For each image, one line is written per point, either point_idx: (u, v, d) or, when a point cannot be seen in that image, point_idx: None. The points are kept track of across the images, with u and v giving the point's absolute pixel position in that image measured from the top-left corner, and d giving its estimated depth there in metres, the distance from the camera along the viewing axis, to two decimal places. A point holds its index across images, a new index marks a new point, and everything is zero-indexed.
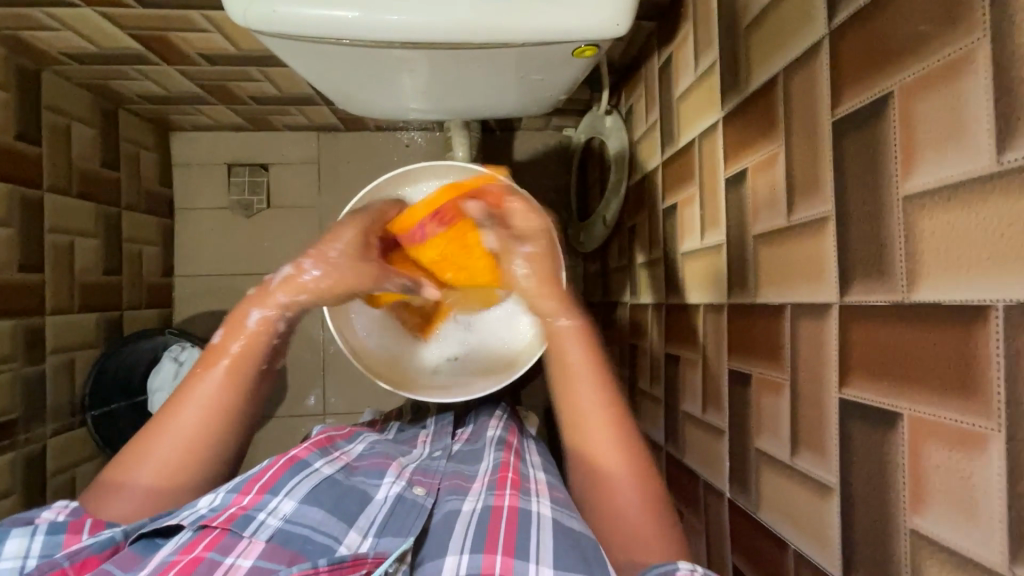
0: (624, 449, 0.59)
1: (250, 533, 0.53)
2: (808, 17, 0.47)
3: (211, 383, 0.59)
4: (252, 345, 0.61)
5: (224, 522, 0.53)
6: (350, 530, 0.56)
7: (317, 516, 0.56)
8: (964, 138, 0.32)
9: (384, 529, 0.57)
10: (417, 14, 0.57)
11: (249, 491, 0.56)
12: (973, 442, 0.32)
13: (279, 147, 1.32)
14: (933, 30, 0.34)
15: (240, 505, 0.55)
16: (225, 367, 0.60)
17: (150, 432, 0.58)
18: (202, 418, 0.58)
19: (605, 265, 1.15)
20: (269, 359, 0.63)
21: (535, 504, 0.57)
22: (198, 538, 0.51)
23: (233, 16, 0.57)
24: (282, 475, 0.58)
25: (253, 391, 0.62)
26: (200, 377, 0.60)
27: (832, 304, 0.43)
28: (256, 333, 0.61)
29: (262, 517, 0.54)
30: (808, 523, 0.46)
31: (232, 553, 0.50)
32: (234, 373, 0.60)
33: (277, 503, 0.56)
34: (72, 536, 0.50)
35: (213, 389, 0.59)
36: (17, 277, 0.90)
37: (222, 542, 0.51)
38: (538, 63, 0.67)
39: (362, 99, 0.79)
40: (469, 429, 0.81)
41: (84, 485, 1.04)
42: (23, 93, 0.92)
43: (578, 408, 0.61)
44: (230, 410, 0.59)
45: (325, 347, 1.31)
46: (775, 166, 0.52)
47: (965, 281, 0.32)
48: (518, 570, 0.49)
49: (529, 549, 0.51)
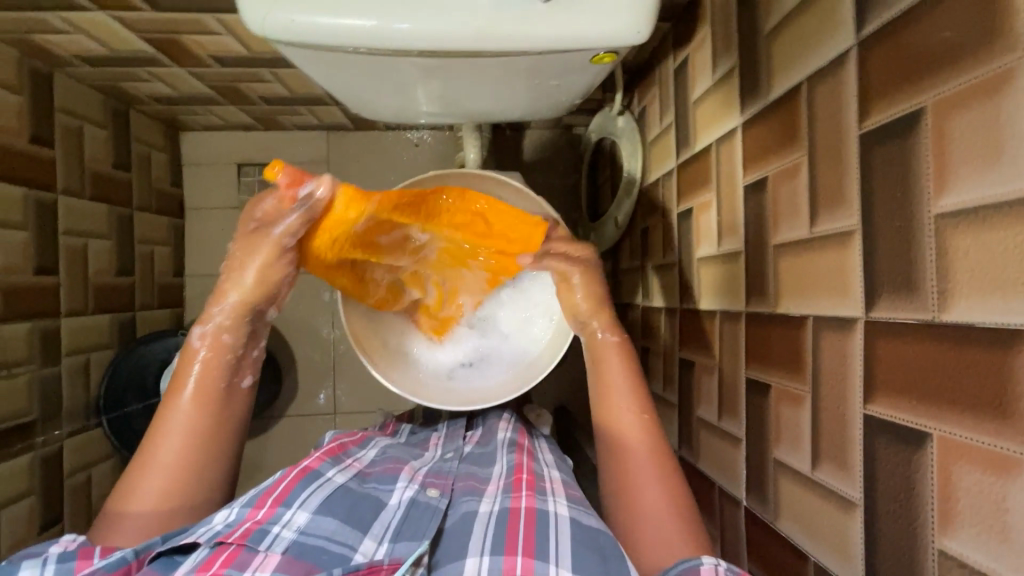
0: (652, 443, 0.65)
1: (266, 546, 0.52)
2: (833, 27, 0.46)
3: (182, 412, 0.62)
4: (208, 369, 0.64)
5: (240, 538, 0.52)
6: (365, 537, 0.57)
7: (331, 526, 0.56)
8: (1002, 159, 0.32)
9: (399, 534, 0.57)
10: (435, 21, 0.57)
11: (263, 504, 0.57)
12: (1007, 465, 0.32)
13: (289, 147, 1.32)
14: (969, 49, 0.34)
15: (254, 519, 0.55)
16: (191, 390, 0.63)
17: (138, 467, 0.59)
18: (185, 439, 0.61)
19: (616, 266, 1.15)
20: (230, 376, 0.65)
21: (552, 504, 0.58)
22: (215, 555, 0.51)
23: (250, 26, 0.57)
24: (294, 487, 0.59)
25: (224, 407, 0.64)
26: (170, 407, 0.62)
27: (857, 318, 0.43)
28: (209, 352, 0.65)
29: (276, 530, 0.54)
30: (829, 537, 0.46)
31: (249, 568, 0.50)
32: (200, 393, 0.63)
33: (291, 515, 0.56)
34: (84, 561, 0.50)
35: (184, 414, 0.62)
36: (34, 279, 0.91)
37: (239, 558, 0.51)
38: (554, 70, 0.67)
39: (376, 104, 0.79)
40: (480, 431, 0.81)
41: (100, 486, 1.05)
42: (37, 97, 0.92)
43: (610, 390, 0.69)
44: (206, 428, 0.62)
45: (335, 346, 1.31)
46: (797, 176, 0.51)
47: (999, 304, 0.32)
48: (538, 570, 0.49)
49: (548, 549, 0.51)
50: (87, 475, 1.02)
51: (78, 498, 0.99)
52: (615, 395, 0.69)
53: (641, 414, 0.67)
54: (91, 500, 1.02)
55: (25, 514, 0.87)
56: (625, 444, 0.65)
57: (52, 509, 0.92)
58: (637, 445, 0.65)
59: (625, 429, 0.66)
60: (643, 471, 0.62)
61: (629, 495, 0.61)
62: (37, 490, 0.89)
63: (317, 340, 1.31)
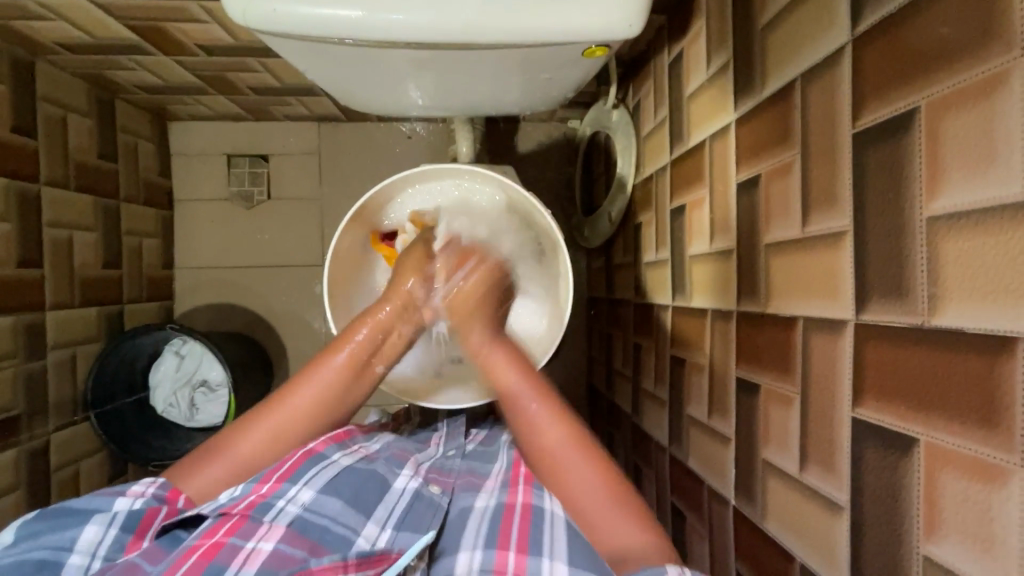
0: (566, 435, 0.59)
1: (270, 518, 0.53)
2: (829, 23, 0.45)
3: (324, 376, 0.64)
4: (363, 343, 0.66)
5: (244, 509, 0.53)
6: (367, 522, 0.56)
7: (335, 507, 0.56)
8: (996, 164, 0.31)
9: (402, 523, 0.57)
10: (421, 14, 0.55)
11: (268, 479, 0.56)
12: (995, 474, 0.31)
13: (279, 137, 1.30)
14: (964, 50, 0.33)
15: (259, 493, 0.55)
16: (339, 364, 0.64)
17: (248, 422, 0.61)
18: (304, 414, 0.62)
19: (609, 262, 1.14)
20: (374, 356, 0.67)
21: (548, 501, 0.59)
22: (219, 524, 0.52)
23: (234, 18, 0.56)
24: (301, 463, 0.58)
25: (353, 389, 0.65)
26: (315, 367, 0.64)
27: (847, 321, 0.42)
28: (368, 337, 0.67)
29: (282, 504, 0.54)
30: (815, 539, 0.46)
31: (253, 538, 0.51)
32: (345, 372, 0.64)
33: (296, 491, 0.55)
34: (136, 541, 0.54)
35: (325, 382, 0.64)
36: (17, 272, 0.89)
37: (243, 528, 0.51)
38: (547, 63, 0.66)
39: (365, 97, 0.77)
40: (483, 432, 0.80)
41: (88, 480, 1.03)
42: (18, 85, 0.90)
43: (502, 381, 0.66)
44: (331, 407, 0.64)
45: (326, 340, 1.30)
46: (790, 175, 0.50)
47: (989, 309, 0.32)
48: (532, 568, 0.51)
49: (542, 545, 0.53)
50: (75, 470, 1.00)
51: (67, 493, 0.98)
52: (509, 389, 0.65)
53: (544, 404, 0.62)
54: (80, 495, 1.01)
55: (9, 510, 0.85)
56: (541, 451, 0.60)
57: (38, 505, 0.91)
58: (552, 444, 0.59)
59: (540, 432, 0.60)
60: (568, 474, 0.57)
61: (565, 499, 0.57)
62: (22, 485, 0.88)
63: (308, 333, 1.31)
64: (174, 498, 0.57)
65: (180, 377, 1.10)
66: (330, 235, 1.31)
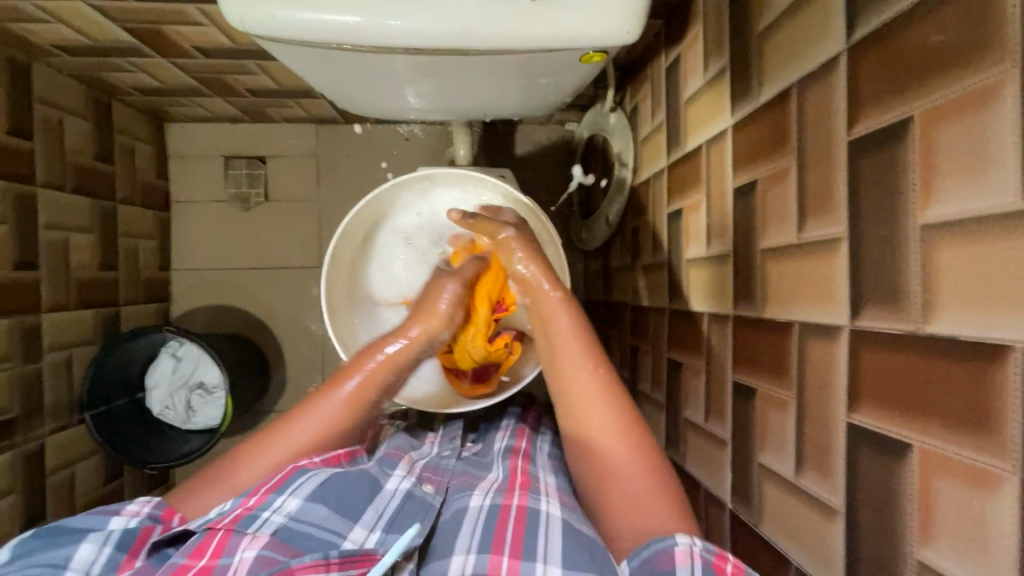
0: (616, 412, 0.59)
1: (254, 529, 0.53)
2: (824, 31, 0.46)
3: (331, 405, 0.65)
4: (373, 378, 0.68)
5: (229, 523, 0.54)
6: (354, 526, 0.57)
7: (321, 514, 0.56)
8: (987, 173, 0.32)
9: (392, 524, 0.58)
10: (420, 20, 0.55)
11: (257, 491, 0.57)
12: (988, 481, 0.32)
13: (276, 139, 1.30)
14: (959, 62, 0.33)
15: (245, 506, 0.56)
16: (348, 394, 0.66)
17: (256, 444, 0.63)
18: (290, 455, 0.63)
19: (606, 265, 1.14)
20: (384, 393, 0.69)
21: (546, 503, 0.57)
22: (205, 542, 0.53)
23: (234, 25, 0.56)
24: (290, 474, 0.59)
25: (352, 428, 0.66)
26: (329, 393, 0.66)
27: (842, 326, 0.43)
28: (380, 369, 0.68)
29: (266, 514, 0.55)
30: (811, 543, 0.46)
31: (238, 551, 0.51)
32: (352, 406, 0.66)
33: (281, 501, 0.56)
34: (129, 560, 0.53)
35: (333, 408, 0.65)
36: (13, 275, 0.89)
37: (229, 543, 0.52)
38: (545, 69, 0.66)
39: (365, 101, 0.77)
40: (479, 443, 0.80)
41: (84, 483, 1.02)
42: (13, 87, 0.90)
43: (560, 357, 0.64)
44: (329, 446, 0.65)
45: (323, 341, 1.30)
46: (786, 181, 0.50)
47: (984, 315, 0.32)
48: (524, 570, 0.49)
49: (535, 549, 0.51)
50: (70, 473, 0.99)
51: (63, 496, 0.97)
52: (573, 358, 0.63)
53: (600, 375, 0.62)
54: (75, 499, 1.00)
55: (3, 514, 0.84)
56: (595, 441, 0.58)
57: (34, 508, 0.91)
58: (602, 413, 0.59)
59: (591, 410, 0.60)
60: (612, 455, 0.57)
61: (603, 483, 0.56)
62: (17, 489, 0.87)
63: (305, 334, 1.30)
64: (168, 517, 0.58)
65: (178, 378, 1.09)
66: (328, 237, 1.31)
